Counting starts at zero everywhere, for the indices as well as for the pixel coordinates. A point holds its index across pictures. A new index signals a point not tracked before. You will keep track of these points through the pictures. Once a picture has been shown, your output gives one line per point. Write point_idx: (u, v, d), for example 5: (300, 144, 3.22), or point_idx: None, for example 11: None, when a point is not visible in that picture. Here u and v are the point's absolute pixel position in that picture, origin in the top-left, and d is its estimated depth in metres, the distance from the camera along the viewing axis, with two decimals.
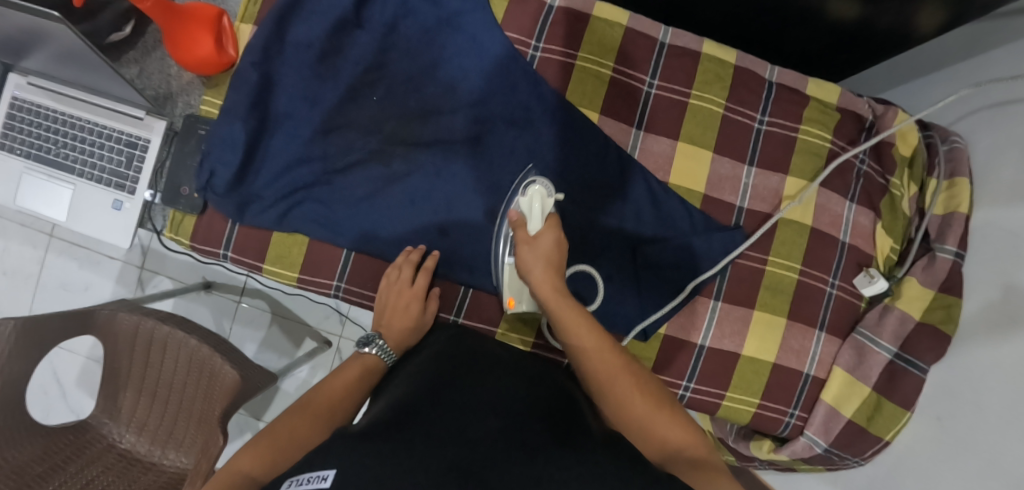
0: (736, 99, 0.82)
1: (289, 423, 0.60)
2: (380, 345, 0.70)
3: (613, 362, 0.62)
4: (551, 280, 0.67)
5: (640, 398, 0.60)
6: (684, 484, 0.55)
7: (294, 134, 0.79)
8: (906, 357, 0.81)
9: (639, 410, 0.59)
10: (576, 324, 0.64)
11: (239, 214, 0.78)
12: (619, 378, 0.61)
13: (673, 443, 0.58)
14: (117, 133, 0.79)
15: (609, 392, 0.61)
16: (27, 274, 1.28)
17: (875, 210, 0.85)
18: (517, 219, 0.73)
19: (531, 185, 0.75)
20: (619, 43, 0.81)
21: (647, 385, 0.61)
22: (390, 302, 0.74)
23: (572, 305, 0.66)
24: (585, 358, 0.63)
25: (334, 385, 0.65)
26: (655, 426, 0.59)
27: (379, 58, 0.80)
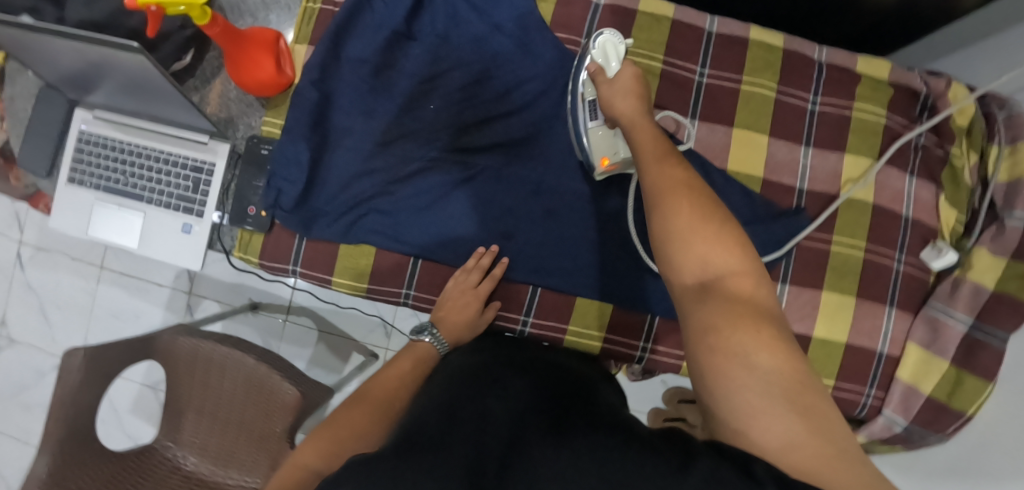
0: (788, 83, 0.83)
1: (346, 417, 0.59)
2: (433, 334, 0.73)
3: (681, 184, 0.52)
4: (636, 108, 0.65)
5: (690, 209, 0.50)
6: (701, 334, 0.45)
7: (355, 146, 0.81)
8: (983, 328, 0.79)
9: (689, 223, 0.49)
10: (648, 146, 0.58)
11: (306, 229, 0.80)
12: (683, 199, 0.51)
13: (721, 272, 0.48)
14: (184, 159, 0.81)
15: (668, 211, 0.50)
16: (78, 306, 1.30)
17: (937, 183, 0.84)
18: (596, 68, 0.71)
19: (600, 37, 0.73)
20: (667, 36, 0.82)
21: (717, 215, 0.50)
22: (454, 300, 0.76)
23: (650, 126, 0.61)
24: (655, 174, 0.54)
25: (390, 374, 0.67)
26: (703, 246, 0.48)
27: (433, 68, 0.82)
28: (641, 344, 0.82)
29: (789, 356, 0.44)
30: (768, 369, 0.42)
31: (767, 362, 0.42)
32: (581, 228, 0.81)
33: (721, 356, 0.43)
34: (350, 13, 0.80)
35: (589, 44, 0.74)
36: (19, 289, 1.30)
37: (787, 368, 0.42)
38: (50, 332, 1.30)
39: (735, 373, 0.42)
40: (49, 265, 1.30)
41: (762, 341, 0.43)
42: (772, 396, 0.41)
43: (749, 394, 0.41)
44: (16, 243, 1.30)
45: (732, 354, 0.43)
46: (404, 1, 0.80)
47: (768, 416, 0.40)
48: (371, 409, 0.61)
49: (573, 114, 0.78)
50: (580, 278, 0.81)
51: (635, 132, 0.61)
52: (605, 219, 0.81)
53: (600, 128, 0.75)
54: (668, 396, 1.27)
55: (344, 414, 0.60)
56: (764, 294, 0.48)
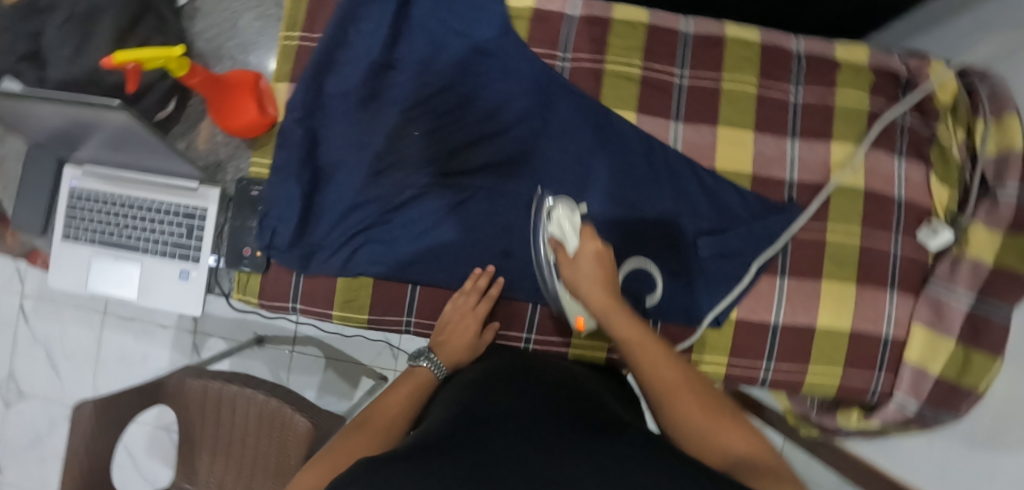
0: (769, 77, 0.83)
1: (350, 441, 0.57)
2: (431, 359, 0.72)
3: (665, 360, 0.61)
4: (603, 295, 0.66)
5: (696, 406, 0.56)
6: (750, 483, 0.48)
7: (347, 179, 0.80)
8: (986, 304, 0.79)
9: (697, 413, 0.55)
10: (634, 334, 0.63)
11: (304, 265, 0.80)
12: (691, 402, 0.56)
13: (743, 456, 0.51)
14: (176, 206, 0.81)
15: (680, 413, 0.56)
16: (86, 354, 1.31)
17: (926, 162, 0.84)
18: (557, 245, 0.72)
19: (556, 208, 0.74)
20: (644, 41, 0.82)
21: (714, 402, 0.57)
22: (453, 325, 0.76)
23: (625, 315, 0.64)
24: (658, 377, 0.59)
25: (396, 395, 0.66)
26: (720, 436, 0.53)
27: (418, 94, 0.81)
28: None
29: None
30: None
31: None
32: None
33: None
34: (329, 47, 0.79)
35: (544, 217, 0.75)
36: (25, 343, 1.31)
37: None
38: (60, 383, 1.31)
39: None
40: (54, 317, 1.31)
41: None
42: None
43: None
44: (19, 297, 1.31)
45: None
46: (380, 32, 0.79)
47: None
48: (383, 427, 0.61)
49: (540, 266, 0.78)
50: None
51: (614, 320, 0.64)
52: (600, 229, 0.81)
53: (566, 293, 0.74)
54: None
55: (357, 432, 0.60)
56: (778, 458, 0.52)
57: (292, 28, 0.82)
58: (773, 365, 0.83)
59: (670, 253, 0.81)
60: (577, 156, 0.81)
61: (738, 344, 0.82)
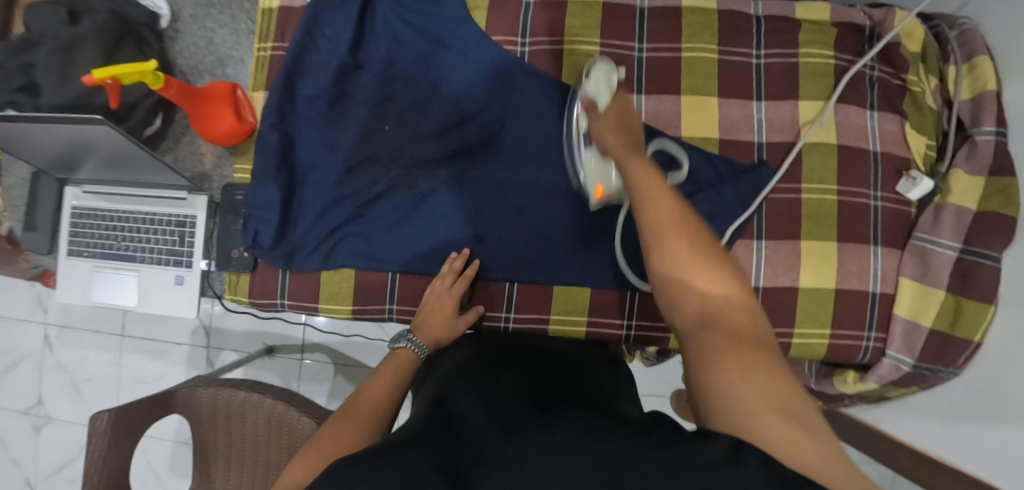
0: (729, 42, 0.83)
1: (334, 429, 0.58)
2: (411, 339, 0.74)
3: (672, 221, 0.52)
4: (625, 142, 0.62)
5: (688, 247, 0.51)
6: (706, 356, 0.47)
7: (323, 179, 0.84)
8: (972, 250, 0.77)
9: (691, 257, 0.51)
10: (649, 184, 0.55)
11: (288, 263, 0.83)
12: (682, 241, 0.51)
13: (721, 309, 0.50)
14: (167, 216, 0.86)
15: (670, 256, 0.51)
16: (108, 375, 1.37)
17: (900, 112, 0.83)
18: (587, 99, 0.73)
19: (597, 69, 0.75)
20: (600, 19, 0.83)
21: (715, 251, 0.51)
22: (432, 306, 0.78)
23: (636, 156, 0.59)
24: (650, 207, 0.53)
25: (373, 387, 0.65)
26: (701, 281, 0.51)
27: (383, 91, 0.85)
28: (624, 322, 0.82)
29: (789, 383, 0.45)
30: (774, 390, 0.43)
31: (766, 379, 0.44)
32: (549, 218, 0.82)
33: (720, 375, 0.45)
34: (297, 54, 0.83)
35: (584, 77, 0.76)
36: (49, 369, 1.38)
37: (786, 392, 0.43)
38: (85, 404, 1.37)
39: (736, 382, 0.44)
40: (75, 342, 1.37)
41: (756, 371, 0.44)
42: (774, 407, 0.42)
43: (747, 398, 0.43)
44: (42, 326, 1.38)
45: (730, 372, 0.45)
46: (344, 35, 0.84)
47: (776, 426, 0.41)
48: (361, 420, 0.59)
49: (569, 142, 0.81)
50: (555, 267, 0.82)
51: (626, 165, 0.58)
52: (570, 206, 0.82)
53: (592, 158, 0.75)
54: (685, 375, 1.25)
55: (337, 423, 0.59)
56: (763, 327, 0.49)
57: (264, 39, 0.86)
58: None
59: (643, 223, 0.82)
60: (542, 137, 0.83)
61: None
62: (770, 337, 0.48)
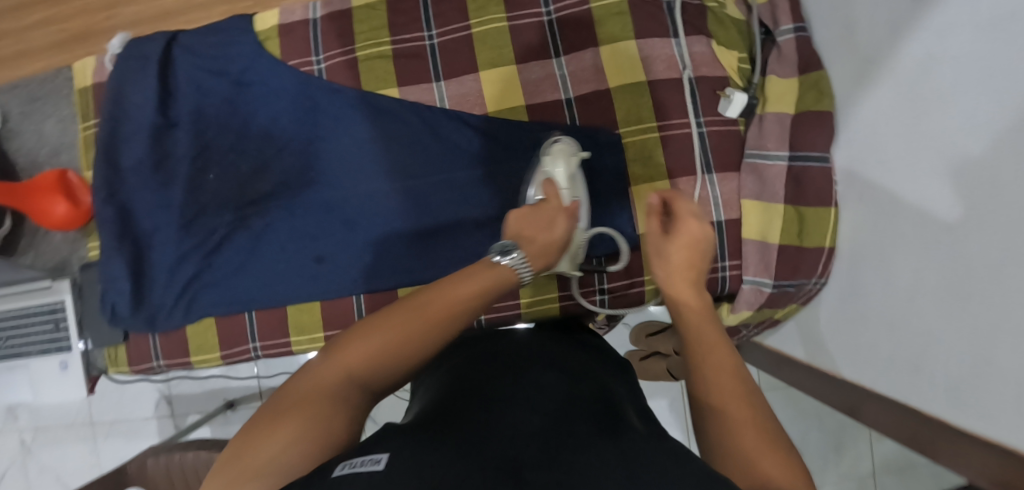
0: (515, 6, 0.81)
1: (394, 319, 0.50)
2: (517, 256, 0.60)
3: (729, 379, 0.46)
4: (689, 267, 0.59)
5: (740, 409, 0.44)
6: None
7: (165, 239, 0.85)
8: (800, 155, 0.74)
9: (737, 411, 0.44)
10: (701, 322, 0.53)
11: (152, 326, 0.86)
12: (736, 399, 0.45)
13: (770, 478, 0.39)
14: (37, 307, 0.88)
15: (718, 410, 0.44)
16: (89, 463, 1.41)
17: (705, 32, 0.79)
18: (550, 180, 0.72)
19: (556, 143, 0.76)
20: (384, 18, 0.83)
21: (768, 420, 0.43)
22: (547, 222, 0.66)
23: (698, 293, 0.57)
24: (708, 359, 0.49)
25: (462, 287, 0.54)
26: (750, 440, 0.42)
27: (200, 142, 0.85)
28: None
29: None
30: None
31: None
32: (378, 227, 0.83)
33: None
34: (111, 128, 0.85)
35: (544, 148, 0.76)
36: (33, 472, 1.42)
37: None
38: None
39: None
40: (53, 440, 1.42)
41: None
42: None
43: None
44: (18, 432, 1.42)
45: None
46: (150, 98, 0.84)
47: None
48: (421, 327, 0.50)
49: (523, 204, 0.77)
50: (400, 273, 0.83)
51: (673, 292, 0.58)
52: (400, 209, 0.83)
53: None
54: (636, 335, 1.18)
55: (386, 320, 0.50)
56: None
57: (87, 119, 0.88)
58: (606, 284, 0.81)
59: (473, 207, 0.81)
60: (359, 147, 0.83)
61: (565, 276, 0.81)
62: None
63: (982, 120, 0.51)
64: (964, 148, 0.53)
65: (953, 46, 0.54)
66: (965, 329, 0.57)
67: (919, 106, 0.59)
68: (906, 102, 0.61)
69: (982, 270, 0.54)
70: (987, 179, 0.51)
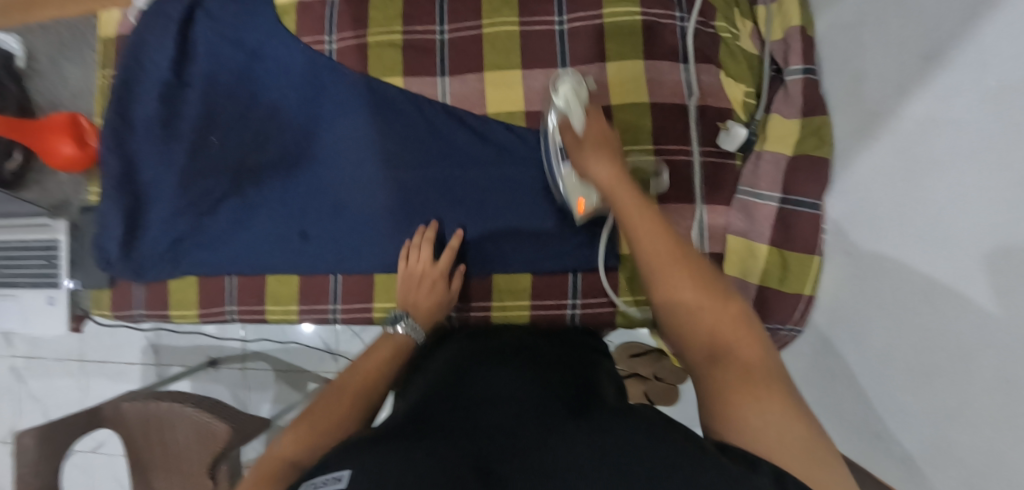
0: (529, 12, 0.82)
1: (323, 404, 0.57)
2: (407, 322, 0.70)
3: (674, 258, 0.50)
4: (613, 175, 0.58)
5: (691, 278, 0.49)
6: (720, 394, 0.42)
7: (162, 194, 0.88)
8: (792, 199, 0.73)
9: (688, 296, 0.48)
10: (632, 208, 0.54)
11: (138, 276, 0.88)
12: (683, 274, 0.49)
13: (729, 344, 0.45)
14: (34, 241, 0.91)
15: (666, 288, 0.49)
16: (73, 398, 1.46)
17: (714, 62, 0.79)
18: (564, 120, 0.68)
19: (562, 80, 0.70)
20: (400, 8, 0.84)
21: (719, 288, 0.49)
22: (419, 283, 0.77)
23: (628, 183, 0.57)
24: (644, 241, 0.52)
25: (370, 363, 0.64)
26: (708, 322, 0.47)
27: (208, 106, 0.88)
28: None
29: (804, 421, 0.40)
30: (797, 431, 0.39)
31: (783, 419, 0.39)
32: (365, 211, 0.84)
33: (728, 413, 0.41)
34: (126, 80, 0.88)
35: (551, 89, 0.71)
36: (20, 398, 1.48)
37: (806, 438, 0.39)
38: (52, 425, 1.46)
39: (748, 418, 0.40)
40: (42, 371, 1.47)
41: (772, 409, 0.40)
42: (797, 454, 0.38)
43: (766, 439, 0.39)
44: (11, 359, 1.48)
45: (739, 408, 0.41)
46: (166, 57, 0.87)
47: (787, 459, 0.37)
48: (351, 397, 0.59)
49: (550, 168, 0.76)
50: (379, 260, 0.83)
51: (614, 195, 0.57)
52: (386, 198, 0.83)
53: (571, 175, 0.72)
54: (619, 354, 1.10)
55: (316, 409, 0.57)
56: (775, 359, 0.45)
57: (106, 68, 0.91)
58: (580, 299, 0.80)
59: (458, 205, 0.82)
60: (355, 131, 0.84)
61: (540, 285, 0.81)
62: (781, 377, 0.43)
63: (983, 180, 0.49)
64: (960, 219, 0.51)
65: (956, 112, 0.52)
66: (928, 409, 0.56)
67: (911, 159, 0.58)
68: (902, 157, 0.59)
69: (953, 348, 0.53)
70: (984, 241, 0.49)
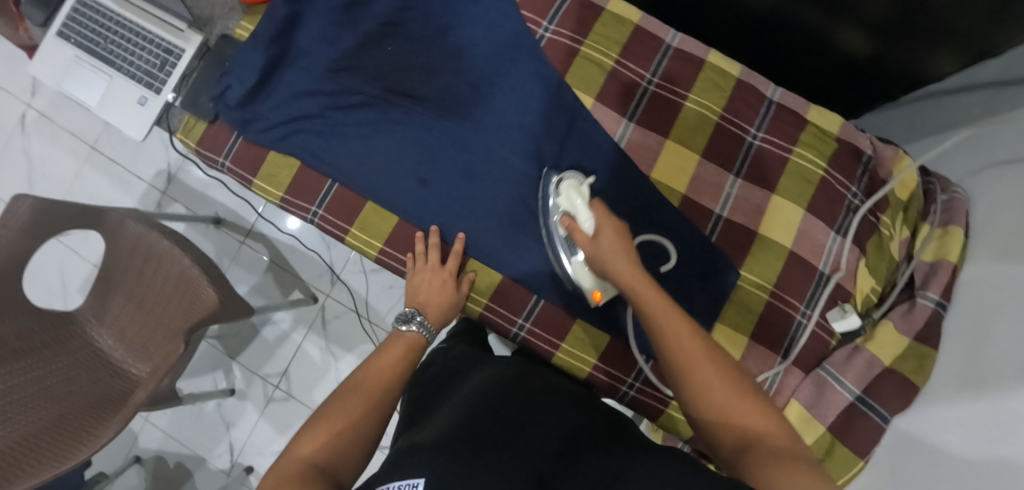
0: (733, 111, 0.83)
1: (344, 404, 0.60)
2: (420, 322, 0.73)
3: (684, 339, 0.58)
4: (624, 252, 0.65)
5: (696, 348, 0.57)
6: (747, 470, 0.50)
7: (308, 67, 0.85)
8: (868, 401, 0.76)
9: (711, 383, 0.55)
10: (657, 306, 0.60)
11: (242, 128, 0.84)
12: (692, 354, 0.57)
13: (744, 423, 0.54)
14: (159, 39, 0.87)
15: (682, 366, 0.57)
16: (63, 178, 1.37)
17: (860, 247, 0.82)
18: (570, 221, 0.70)
19: (564, 181, 0.75)
20: (625, 38, 0.84)
21: (714, 352, 0.58)
22: (426, 283, 0.79)
23: (635, 266, 0.64)
24: (661, 324, 0.59)
25: (382, 362, 0.67)
26: (712, 388, 0.55)
27: (399, 14, 0.86)
28: (519, 321, 0.82)
29: (812, 472, 0.48)
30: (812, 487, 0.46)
31: (807, 477, 0.47)
32: (492, 194, 0.83)
33: (760, 476, 0.48)
34: None
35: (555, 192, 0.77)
36: (11, 150, 1.38)
37: None
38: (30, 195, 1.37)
39: (780, 484, 0.47)
40: (47, 137, 1.37)
41: (800, 472, 0.48)
42: None
43: None
44: (25, 107, 1.38)
45: (776, 476, 0.47)
46: None
47: None
48: (367, 397, 0.62)
49: (547, 228, 0.79)
50: (483, 245, 0.82)
51: (615, 270, 0.64)
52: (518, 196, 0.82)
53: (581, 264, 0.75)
54: None
55: (335, 409, 0.60)
56: (784, 425, 0.54)
57: None
58: (638, 384, 0.81)
59: None
60: (524, 121, 0.83)
61: (610, 352, 0.81)
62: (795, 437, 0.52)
63: None
64: None
65: None
66: None
67: (998, 433, 0.58)
68: (990, 428, 0.59)
69: None
70: None
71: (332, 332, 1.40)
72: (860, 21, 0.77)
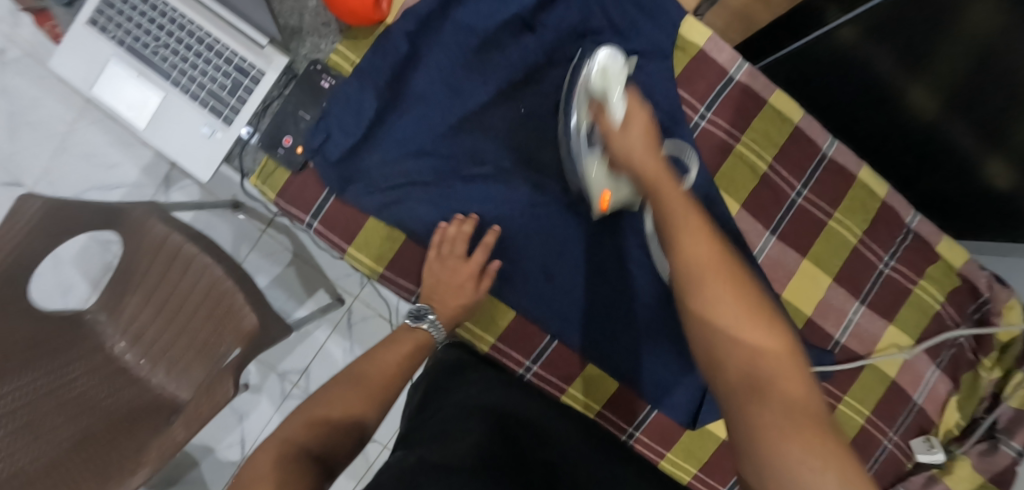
0: (873, 236, 0.80)
1: (344, 396, 0.60)
2: (432, 320, 0.68)
3: (711, 263, 0.48)
4: (656, 166, 0.58)
5: (722, 274, 0.47)
6: (758, 433, 0.40)
7: (426, 118, 0.71)
8: None
9: (735, 318, 0.45)
10: (688, 226, 0.50)
11: (340, 187, 0.70)
12: (722, 285, 0.46)
13: (769, 376, 0.42)
14: (231, 53, 0.69)
15: (706, 302, 0.46)
16: (56, 131, 1.08)
17: (955, 380, 0.84)
18: (600, 105, 0.65)
19: (606, 60, 0.68)
20: (784, 139, 0.77)
21: (750, 288, 0.46)
22: (442, 278, 0.69)
23: (669, 175, 0.57)
24: (685, 242, 0.49)
25: (388, 358, 0.65)
26: (732, 323, 0.45)
27: (538, 70, 0.74)
28: (629, 429, 0.78)
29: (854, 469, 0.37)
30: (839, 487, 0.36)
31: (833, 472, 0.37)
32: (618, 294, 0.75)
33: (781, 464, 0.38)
34: None
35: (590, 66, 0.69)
36: None
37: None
38: (11, 146, 1.08)
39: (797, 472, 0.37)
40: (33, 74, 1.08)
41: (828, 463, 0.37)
42: None
43: None
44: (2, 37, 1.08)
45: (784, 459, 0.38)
46: None
47: None
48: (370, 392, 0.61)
49: (570, 153, 0.70)
50: (605, 351, 0.75)
51: (656, 188, 0.56)
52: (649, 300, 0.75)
53: (601, 163, 0.67)
54: None
55: (335, 397, 0.59)
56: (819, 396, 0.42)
57: None
58: None
59: None
60: None
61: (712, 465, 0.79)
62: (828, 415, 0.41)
63: None
64: None
65: None
66: None
67: None
68: None
69: None
70: None
71: (358, 334, 1.20)
72: (1006, 153, 0.72)
